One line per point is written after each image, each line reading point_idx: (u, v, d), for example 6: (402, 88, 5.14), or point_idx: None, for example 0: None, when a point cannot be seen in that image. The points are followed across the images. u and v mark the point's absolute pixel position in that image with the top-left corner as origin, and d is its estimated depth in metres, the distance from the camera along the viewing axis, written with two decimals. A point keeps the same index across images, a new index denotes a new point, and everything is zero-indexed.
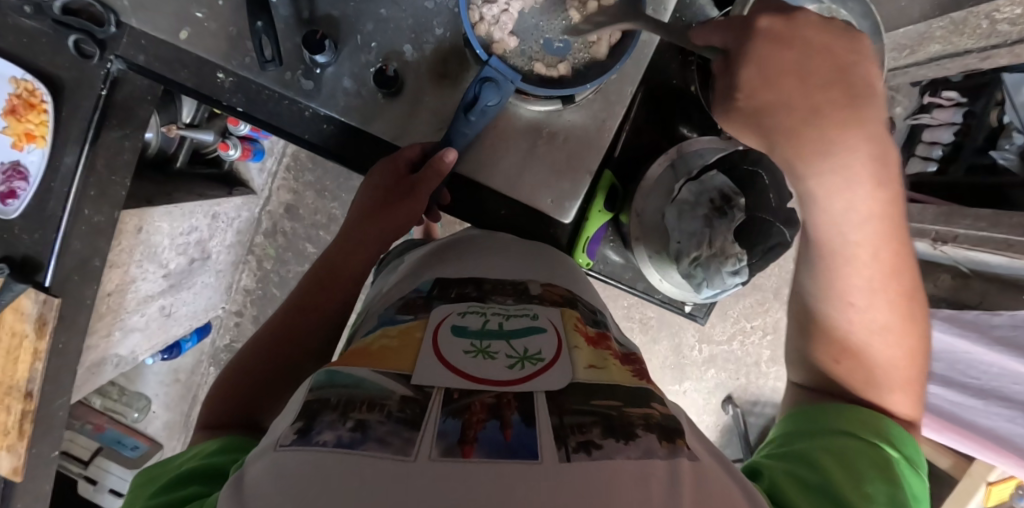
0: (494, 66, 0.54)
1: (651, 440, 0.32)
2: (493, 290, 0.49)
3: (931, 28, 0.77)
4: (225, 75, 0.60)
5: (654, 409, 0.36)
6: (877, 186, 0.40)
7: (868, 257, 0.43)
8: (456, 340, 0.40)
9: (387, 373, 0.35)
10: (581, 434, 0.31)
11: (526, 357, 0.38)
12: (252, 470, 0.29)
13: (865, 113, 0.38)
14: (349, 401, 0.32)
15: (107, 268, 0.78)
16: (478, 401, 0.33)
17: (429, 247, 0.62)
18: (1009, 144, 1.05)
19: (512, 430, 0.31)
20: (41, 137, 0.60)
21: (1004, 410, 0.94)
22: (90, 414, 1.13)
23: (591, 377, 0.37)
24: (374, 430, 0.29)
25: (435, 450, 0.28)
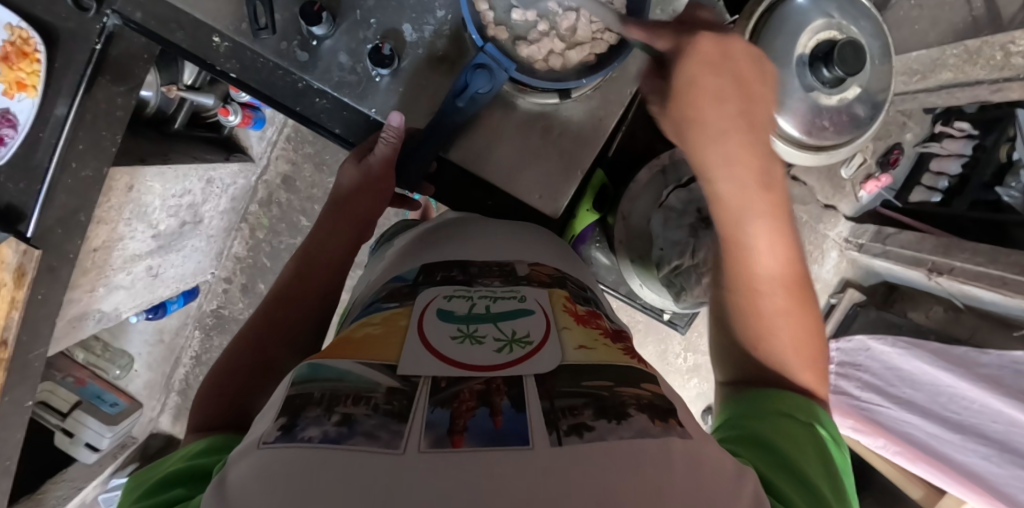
0: (489, 53, 0.54)
1: (644, 420, 0.31)
2: (480, 274, 0.48)
3: (944, 55, 0.80)
4: (222, 39, 0.59)
5: (645, 390, 0.35)
6: (748, 136, 0.44)
7: (750, 210, 0.46)
8: (442, 325, 0.39)
9: (371, 364, 0.34)
10: (573, 416, 0.30)
11: (514, 341, 0.37)
12: (237, 470, 0.28)
13: (756, 112, 0.45)
14: (333, 397, 0.31)
15: (93, 224, 0.77)
16: (467, 389, 0.32)
17: (418, 233, 0.61)
18: (1015, 182, 1.02)
19: (502, 416, 0.30)
20: (32, 87, 0.59)
21: (981, 447, 0.92)
22: (72, 367, 1.13)
23: (581, 358, 0.36)
24: (361, 425, 0.28)
25: (425, 441, 0.27)
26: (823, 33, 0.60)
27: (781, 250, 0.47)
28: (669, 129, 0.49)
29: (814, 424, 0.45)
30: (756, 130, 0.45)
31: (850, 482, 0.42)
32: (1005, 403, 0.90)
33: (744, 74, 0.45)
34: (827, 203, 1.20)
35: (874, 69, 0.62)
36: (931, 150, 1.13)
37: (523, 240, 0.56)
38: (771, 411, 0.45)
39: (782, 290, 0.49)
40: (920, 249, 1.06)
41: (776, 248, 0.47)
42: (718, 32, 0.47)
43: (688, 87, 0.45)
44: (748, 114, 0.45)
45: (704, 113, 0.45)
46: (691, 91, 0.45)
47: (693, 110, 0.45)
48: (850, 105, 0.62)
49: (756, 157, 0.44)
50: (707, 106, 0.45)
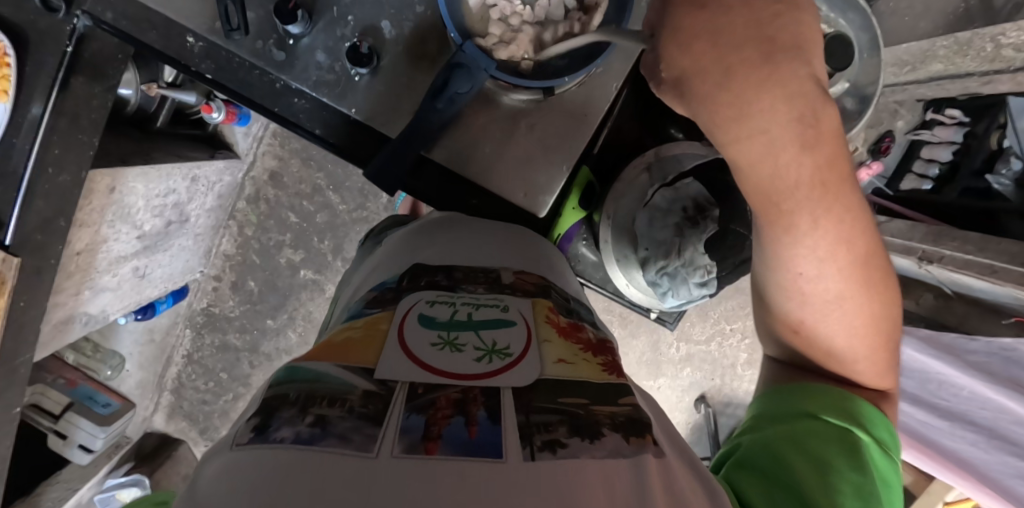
0: (468, 52, 0.53)
1: (618, 439, 0.31)
2: (465, 279, 0.48)
3: (934, 47, 0.78)
4: (195, 39, 0.58)
5: (623, 408, 0.34)
6: (801, 120, 0.36)
7: (808, 221, 0.39)
8: (423, 331, 0.39)
9: (349, 367, 0.34)
10: (547, 432, 0.30)
11: (494, 351, 0.37)
12: (206, 470, 0.27)
13: (803, 87, 0.36)
14: (309, 397, 0.31)
15: (75, 227, 0.76)
16: (444, 396, 0.31)
17: (408, 231, 0.61)
18: (1006, 170, 1.02)
19: (477, 427, 0.29)
20: (2, 91, 0.57)
21: (968, 433, 0.96)
22: (64, 368, 1.12)
23: (560, 372, 0.36)
24: (334, 427, 0.28)
25: (398, 446, 0.27)
26: None
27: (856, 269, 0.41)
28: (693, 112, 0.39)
29: (852, 426, 0.44)
30: (812, 107, 0.36)
31: (887, 487, 0.42)
32: (991, 390, 0.94)
33: (761, 21, 0.36)
34: None
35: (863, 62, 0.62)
36: (922, 138, 1.13)
37: (512, 242, 0.56)
38: (804, 416, 0.45)
39: (850, 309, 0.43)
40: (911, 237, 1.08)
41: (841, 257, 0.41)
42: None
43: (728, 66, 0.36)
44: (791, 83, 0.35)
45: (767, 107, 0.35)
46: (699, 54, 0.37)
47: (699, 77, 0.37)
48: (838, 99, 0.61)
49: (804, 150, 0.36)
50: (738, 78, 0.36)
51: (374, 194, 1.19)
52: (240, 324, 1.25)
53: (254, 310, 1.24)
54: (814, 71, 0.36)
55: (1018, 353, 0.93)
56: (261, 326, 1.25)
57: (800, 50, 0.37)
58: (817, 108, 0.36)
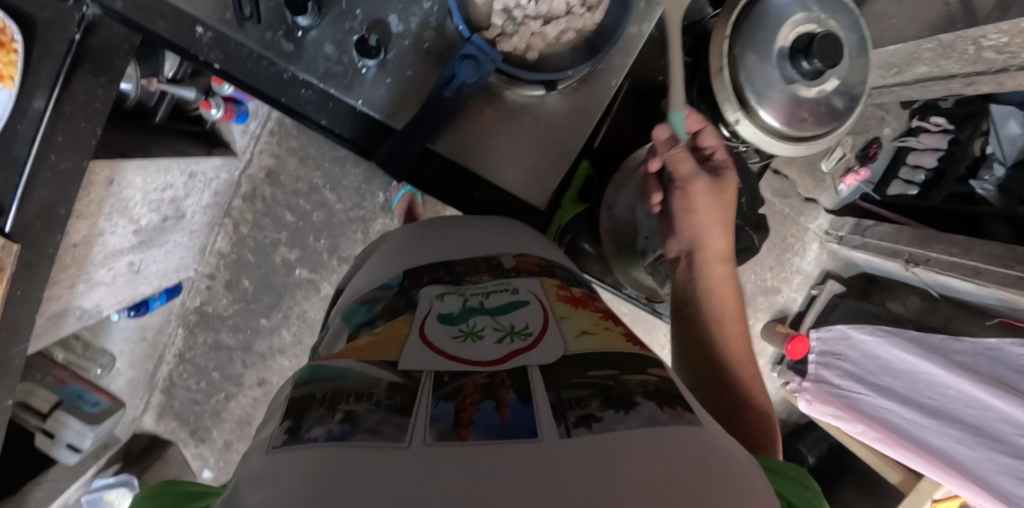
0: (476, 44, 0.52)
1: (653, 407, 0.30)
2: (467, 272, 0.46)
3: (919, 49, 0.82)
4: (205, 29, 0.58)
5: (651, 375, 0.33)
6: (723, 198, 0.57)
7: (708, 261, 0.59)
8: (438, 327, 0.38)
9: (371, 361, 0.33)
10: (581, 407, 0.28)
11: (513, 332, 0.36)
12: (242, 468, 0.27)
13: (728, 191, 0.58)
14: (335, 395, 0.30)
15: (73, 219, 0.75)
16: (471, 383, 0.30)
17: (415, 225, 0.59)
18: (989, 176, 1.06)
19: (508, 409, 0.28)
20: (10, 78, 0.56)
21: (955, 431, 0.97)
22: (51, 367, 1.09)
23: (584, 346, 0.35)
24: (364, 421, 0.27)
25: (429, 435, 0.26)
26: (804, 26, 0.62)
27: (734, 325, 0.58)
28: (688, 202, 0.57)
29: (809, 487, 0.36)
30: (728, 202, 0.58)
31: None
32: (976, 388, 0.96)
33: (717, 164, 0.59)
34: (808, 196, 1.26)
35: (851, 61, 0.63)
36: (908, 144, 1.16)
37: (520, 233, 0.55)
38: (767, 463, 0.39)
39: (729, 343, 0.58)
40: (897, 241, 1.11)
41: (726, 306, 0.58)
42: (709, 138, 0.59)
43: (709, 205, 0.57)
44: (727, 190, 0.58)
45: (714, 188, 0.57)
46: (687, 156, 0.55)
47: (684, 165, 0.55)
48: (828, 97, 0.62)
49: (724, 216, 0.58)
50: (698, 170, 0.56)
51: (372, 193, 1.21)
52: (234, 323, 1.24)
53: (248, 308, 1.24)
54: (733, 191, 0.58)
55: (1003, 354, 0.97)
56: (255, 325, 1.24)
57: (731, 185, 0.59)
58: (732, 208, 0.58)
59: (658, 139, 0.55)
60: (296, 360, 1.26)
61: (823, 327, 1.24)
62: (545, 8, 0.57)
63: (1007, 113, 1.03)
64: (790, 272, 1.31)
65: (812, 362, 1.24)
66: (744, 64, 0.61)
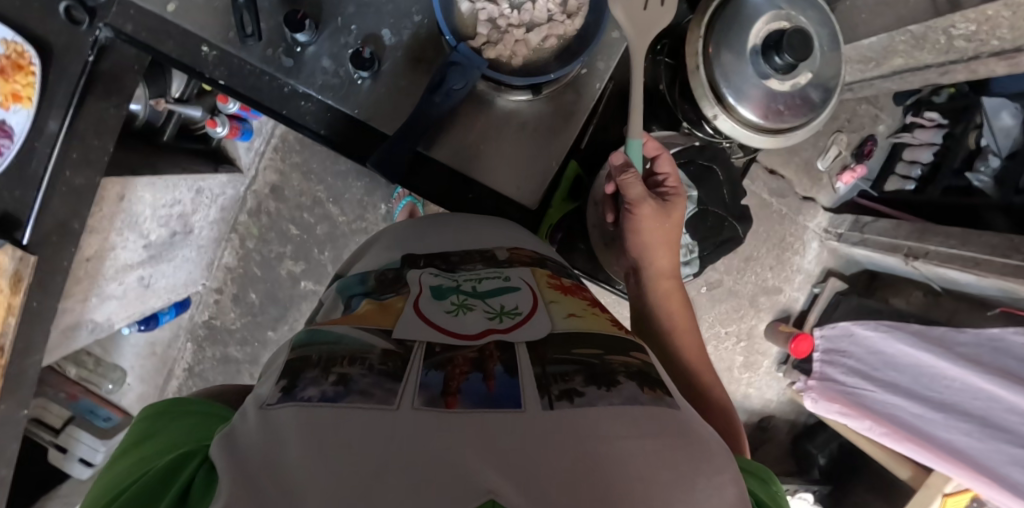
0: (461, 52, 0.56)
1: (633, 387, 0.31)
2: (461, 261, 0.48)
3: (893, 42, 0.82)
4: (210, 48, 0.61)
5: (634, 358, 0.34)
6: (670, 219, 0.59)
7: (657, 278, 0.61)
8: (432, 302, 0.39)
9: (369, 328, 0.35)
10: (564, 382, 0.29)
11: (504, 313, 0.38)
12: (239, 421, 0.28)
13: (676, 212, 0.60)
14: (330, 359, 0.31)
15: (86, 234, 0.79)
16: (461, 355, 0.32)
17: (405, 223, 0.59)
18: (984, 167, 1.08)
19: (495, 381, 0.29)
20: (28, 99, 0.60)
21: (963, 424, 0.97)
22: (64, 383, 1.12)
23: (571, 326, 0.36)
24: (357, 383, 0.28)
25: (418, 399, 0.27)
26: (775, 24, 0.63)
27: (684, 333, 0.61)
28: (637, 224, 0.59)
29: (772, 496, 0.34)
30: (676, 223, 0.60)
31: None
32: (981, 380, 0.96)
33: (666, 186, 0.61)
34: (805, 195, 1.26)
35: (825, 54, 0.65)
36: (903, 140, 1.18)
37: (510, 232, 0.55)
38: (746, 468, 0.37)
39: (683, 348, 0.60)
40: (897, 235, 1.11)
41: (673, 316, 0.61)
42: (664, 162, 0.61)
43: (656, 227, 0.59)
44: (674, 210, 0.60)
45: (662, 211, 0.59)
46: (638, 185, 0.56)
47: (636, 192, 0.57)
48: (803, 90, 0.64)
49: (671, 237, 0.60)
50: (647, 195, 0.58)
51: (374, 205, 1.24)
52: (241, 337, 1.26)
53: (255, 321, 1.26)
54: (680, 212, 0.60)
55: (1006, 343, 0.97)
56: (262, 338, 1.26)
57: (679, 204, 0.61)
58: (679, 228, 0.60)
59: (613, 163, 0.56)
60: None
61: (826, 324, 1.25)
62: (527, 16, 0.59)
63: (999, 106, 1.06)
64: (791, 271, 1.31)
65: (818, 361, 1.25)
66: (718, 62, 0.63)
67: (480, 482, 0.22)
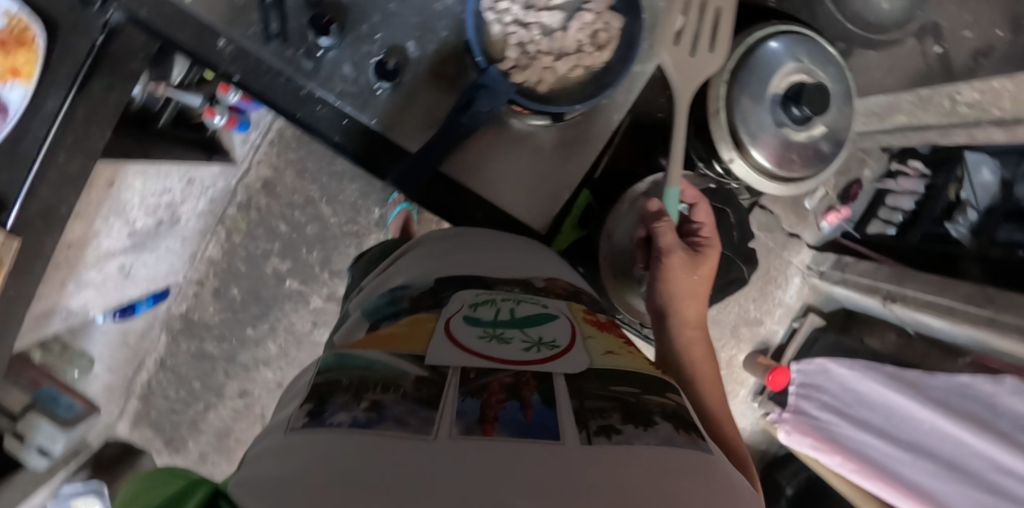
0: (491, 75, 0.56)
1: (669, 428, 0.31)
2: (498, 283, 0.47)
3: (899, 101, 0.86)
4: (227, 43, 0.60)
5: (670, 399, 0.35)
6: (700, 267, 0.62)
7: (684, 321, 0.62)
8: (467, 327, 0.38)
9: (400, 354, 0.35)
10: (602, 418, 0.30)
11: (542, 343, 0.37)
12: (261, 446, 0.29)
13: (707, 261, 0.63)
14: (361, 383, 0.31)
15: (72, 219, 0.75)
16: (496, 381, 0.32)
17: (427, 239, 0.60)
18: (962, 219, 1.09)
19: (532, 410, 0.30)
20: (27, 75, 0.57)
21: (929, 465, 1.00)
22: (28, 368, 1.03)
23: (609, 363, 0.36)
24: (390, 411, 0.29)
25: (456, 428, 0.28)
26: (795, 75, 0.65)
27: (710, 380, 0.61)
28: (666, 272, 0.61)
29: None
30: (707, 272, 0.63)
31: None
32: (949, 424, 0.99)
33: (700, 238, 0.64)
34: (792, 231, 1.31)
35: (838, 110, 0.67)
36: (886, 186, 1.21)
37: (522, 254, 0.54)
38: None
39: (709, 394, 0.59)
40: (876, 279, 1.16)
41: (699, 362, 0.61)
42: (696, 215, 0.65)
43: (686, 274, 0.61)
44: (705, 261, 0.63)
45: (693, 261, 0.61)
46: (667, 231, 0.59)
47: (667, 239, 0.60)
48: (816, 141, 0.66)
49: (700, 284, 0.62)
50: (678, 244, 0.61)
51: (367, 208, 1.22)
52: (219, 332, 1.23)
53: (235, 318, 1.23)
54: (711, 262, 0.63)
55: (974, 390, 1.00)
56: (240, 335, 1.23)
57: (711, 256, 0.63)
58: (710, 279, 0.63)
59: (648, 209, 0.61)
60: (280, 373, 1.25)
61: (802, 361, 1.28)
62: (557, 45, 0.61)
63: (978, 161, 1.07)
64: (772, 304, 1.34)
65: (793, 394, 1.28)
66: (739, 108, 0.64)
67: None
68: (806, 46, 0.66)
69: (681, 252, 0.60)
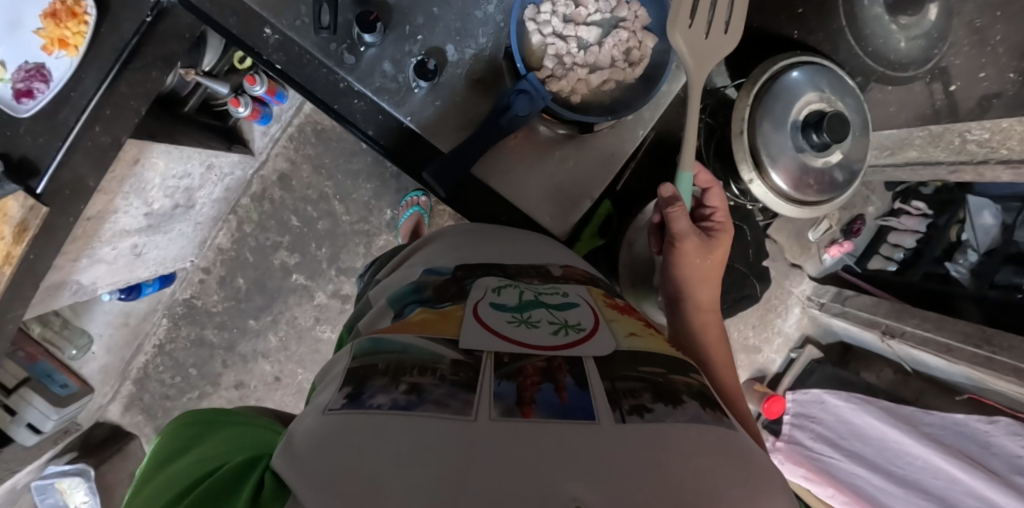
0: (530, 81, 0.58)
1: (697, 406, 0.32)
2: (518, 273, 0.48)
3: (911, 137, 0.86)
4: (272, 32, 0.61)
5: (694, 379, 0.36)
6: (713, 252, 0.61)
7: (696, 305, 0.63)
8: (494, 313, 0.39)
9: (435, 338, 0.35)
10: (634, 397, 0.31)
11: (568, 325, 0.38)
12: (300, 428, 0.30)
13: (720, 246, 0.62)
14: (399, 366, 0.32)
15: (96, 193, 0.77)
16: (531, 365, 0.32)
17: (452, 231, 0.59)
18: (963, 259, 1.13)
19: (567, 392, 0.30)
20: (74, 47, 0.59)
21: (923, 502, 1.00)
22: (25, 342, 1.06)
23: (635, 344, 0.37)
24: (430, 394, 0.29)
25: (495, 410, 0.28)
26: (815, 104, 0.68)
27: (722, 363, 0.61)
28: (678, 257, 0.61)
29: None
30: (720, 257, 0.62)
31: None
32: (941, 459, 0.99)
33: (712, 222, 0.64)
34: (794, 261, 1.30)
35: (855, 140, 0.70)
36: (889, 224, 1.22)
37: (546, 248, 0.55)
38: None
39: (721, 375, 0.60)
40: (875, 313, 1.16)
41: (711, 346, 0.62)
42: (710, 195, 0.64)
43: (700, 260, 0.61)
44: (718, 246, 0.62)
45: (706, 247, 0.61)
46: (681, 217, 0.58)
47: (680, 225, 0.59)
48: (831, 169, 0.68)
49: (713, 269, 0.62)
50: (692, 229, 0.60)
51: (379, 209, 1.23)
52: (220, 321, 1.23)
53: (238, 307, 1.22)
54: (724, 247, 0.62)
55: (969, 428, 1.00)
56: (242, 325, 1.23)
57: (723, 239, 0.63)
58: (722, 263, 0.63)
59: (661, 194, 0.58)
60: (279, 365, 1.25)
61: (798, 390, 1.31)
62: (591, 58, 0.63)
63: (982, 204, 1.10)
64: (772, 333, 1.36)
65: (788, 423, 1.29)
66: (760, 132, 0.66)
67: (564, 490, 0.24)
68: (826, 76, 0.68)
69: (695, 237, 0.60)
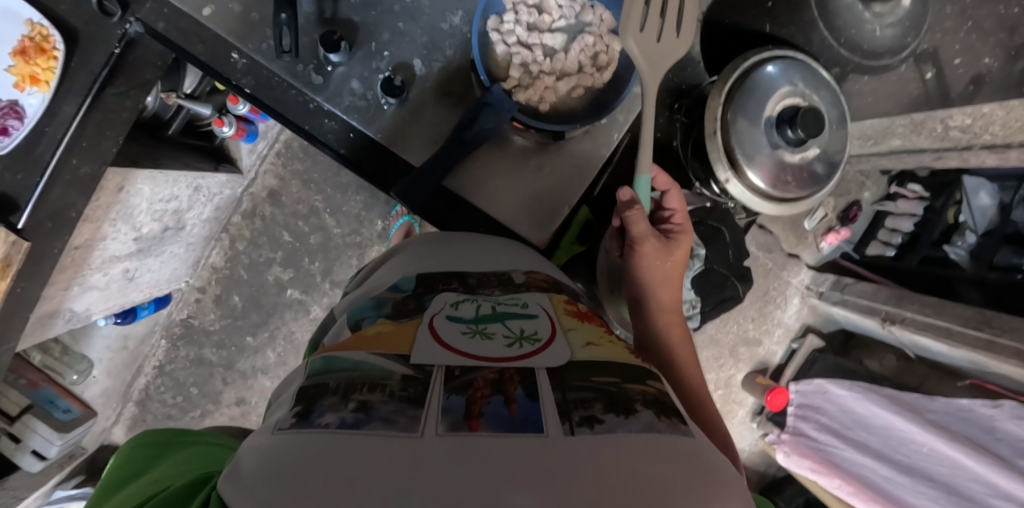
0: (495, 94, 0.59)
1: (651, 415, 0.32)
2: (479, 284, 0.48)
3: (893, 125, 0.85)
4: (240, 56, 0.62)
5: (651, 386, 0.35)
6: (673, 255, 0.62)
7: (659, 307, 0.63)
8: (450, 326, 0.39)
9: (386, 354, 0.35)
10: (585, 408, 0.31)
11: (523, 337, 0.38)
12: (250, 447, 0.29)
13: (680, 247, 0.63)
14: (349, 385, 0.32)
15: (81, 222, 0.77)
16: (481, 377, 0.32)
17: (418, 242, 0.59)
18: (961, 241, 1.10)
19: (516, 404, 0.30)
20: (45, 83, 0.59)
21: (929, 490, 0.99)
22: (26, 369, 1.06)
23: (590, 355, 0.36)
24: (378, 410, 0.29)
25: (441, 425, 0.28)
26: (790, 99, 0.67)
27: (687, 363, 0.62)
28: (639, 260, 0.61)
29: None
30: (681, 258, 0.63)
31: None
32: (945, 445, 0.99)
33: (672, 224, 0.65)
34: (791, 252, 1.31)
35: (831, 133, 0.69)
36: (885, 208, 1.21)
37: (516, 254, 0.55)
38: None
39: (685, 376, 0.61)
40: (875, 300, 1.15)
41: (675, 346, 0.63)
42: (670, 198, 0.65)
43: (660, 261, 0.61)
44: (677, 247, 0.63)
45: (666, 249, 0.61)
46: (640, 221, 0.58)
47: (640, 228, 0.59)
48: (810, 163, 0.68)
49: (674, 271, 0.63)
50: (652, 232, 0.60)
51: (370, 220, 1.23)
52: (218, 339, 1.23)
53: (235, 324, 1.23)
54: (684, 249, 0.63)
55: (974, 414, 1.00)
56: (240, 343, 1.24)
57: (684, 241, 0.64)
58: (683, 264, 0.63)
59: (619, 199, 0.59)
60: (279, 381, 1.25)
61: (801, 381, 1.27)
62: (558, 65, 0.63)
63: (977, 186, 1.06)
64: (771, 324, 1.35)
65: (791, 415, 1.26)
66: (735, 129, 0.65)
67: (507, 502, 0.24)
68: (800, 70, 0.68)
69: (654, 239, 0.60)
